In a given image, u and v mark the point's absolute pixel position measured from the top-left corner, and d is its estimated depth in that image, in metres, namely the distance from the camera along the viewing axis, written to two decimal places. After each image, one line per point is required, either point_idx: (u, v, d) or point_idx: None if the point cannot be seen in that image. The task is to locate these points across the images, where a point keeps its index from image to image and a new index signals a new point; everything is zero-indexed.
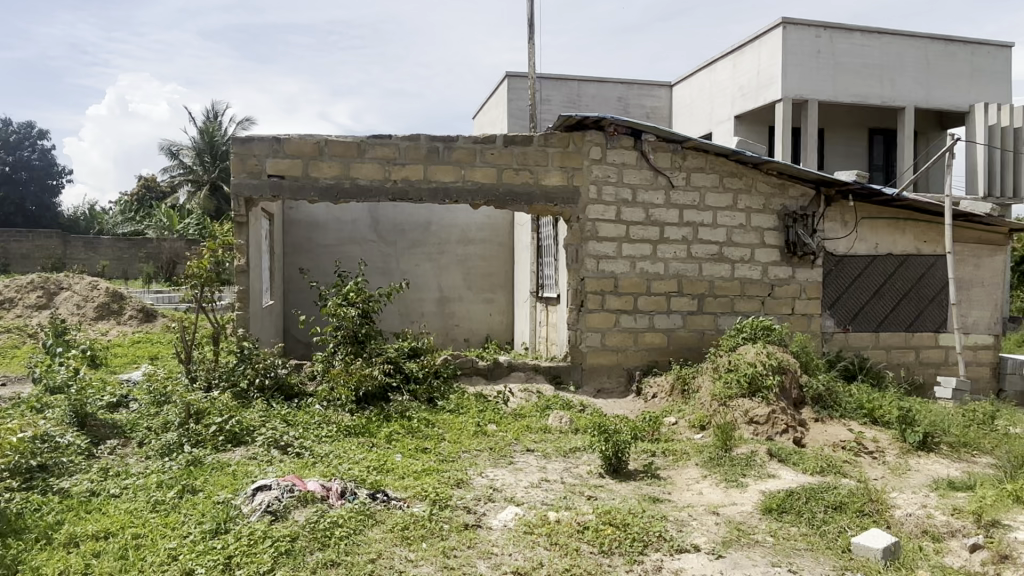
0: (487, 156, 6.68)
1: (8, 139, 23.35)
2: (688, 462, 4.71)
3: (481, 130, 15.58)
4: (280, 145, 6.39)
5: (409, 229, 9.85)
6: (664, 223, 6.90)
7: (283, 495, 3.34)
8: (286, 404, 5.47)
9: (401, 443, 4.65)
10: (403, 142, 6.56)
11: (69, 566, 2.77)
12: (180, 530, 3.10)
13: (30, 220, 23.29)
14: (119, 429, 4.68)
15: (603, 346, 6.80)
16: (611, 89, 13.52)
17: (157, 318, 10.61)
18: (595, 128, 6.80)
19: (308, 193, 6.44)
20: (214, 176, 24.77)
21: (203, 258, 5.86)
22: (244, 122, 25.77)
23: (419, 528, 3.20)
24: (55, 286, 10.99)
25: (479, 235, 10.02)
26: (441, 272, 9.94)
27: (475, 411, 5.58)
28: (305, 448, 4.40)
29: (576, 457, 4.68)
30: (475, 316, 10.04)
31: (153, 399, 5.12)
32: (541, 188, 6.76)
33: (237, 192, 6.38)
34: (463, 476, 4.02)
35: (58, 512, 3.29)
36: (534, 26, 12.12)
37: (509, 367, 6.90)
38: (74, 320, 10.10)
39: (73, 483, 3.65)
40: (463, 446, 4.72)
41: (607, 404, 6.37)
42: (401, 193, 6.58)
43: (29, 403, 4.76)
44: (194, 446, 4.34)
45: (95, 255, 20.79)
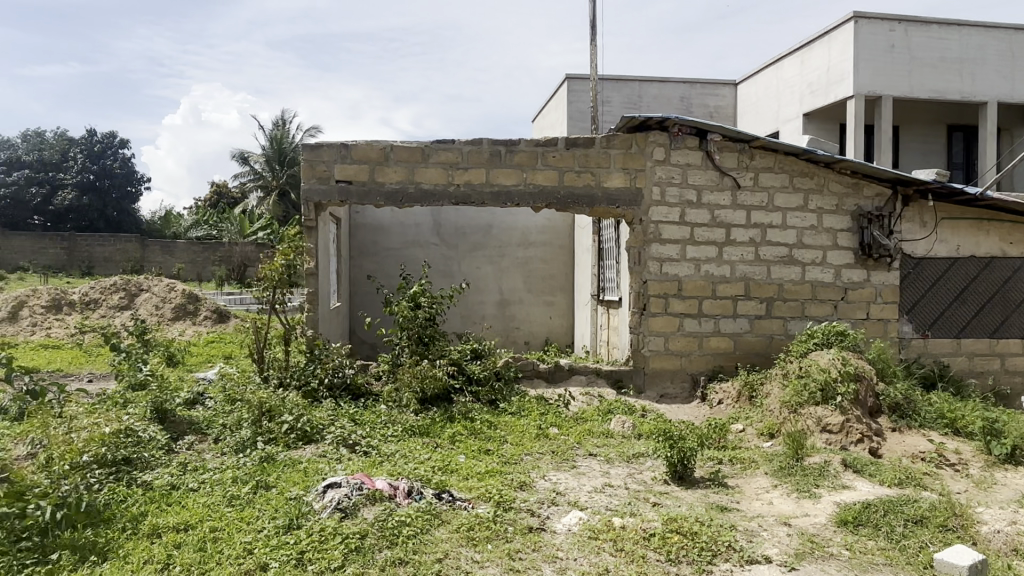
0: (548, 158, 6.66)
1: (92, 149, 24.62)
2: (757, 471, 4.58)
3: (541, 132, 15.58)
4: (347, 151, 6.54)
5: (471, 232, 9.93)
6: (730, 225, 6.74)
7: (352, 493, 3.41)
8: (353, 403, 5.60)
9: (464, 444, 4.69)
10: (466, 147, 6.61)
11: (152, 557, 2.89)
12: (255, 524, 3.19)
13: (112, 225, 24.54)
14: (196, 425, 4.88)
15: (666, 350, 6.69)
16: (674, 89, 13.31)
17: (230, 319, 11.04)
18: (659, 129, 6.70)
19: (374, 198, 6.57)
20: (282, 182, 25.58)
21: (276, 261, 6.05)
22: (312, 129, 26.47)
23: (483, 530, 3.20)
24: (136, 288, 11.55)
25: (540, 238, 10.00)
26: (502, 275, 9.97)
27: (537, 414, 5.56)
28: (372, 447, 4.47)
29: (639, 463, 4.61)
30: (536, 319, 10.04)
31: (228, 397, 5.31)
32: (604, 190, 6.70)
33: (307, 197, 6.57)
34: (526, 479, 4.01)
35: (142, 503, 3.45)
36: (596, 27, 12.05)
37: (569, 370, 6.85)
38: (154, 320, 10.61)
39: (154, 476, 3.81)
40: (526, 448, 4.72)
41: (671, 410, 6.25)
42: (464, 197, 6.63)
43: (114, 399, 5.01)
44: (267, 443, 4.48)
45: (171, 258, 21.76)
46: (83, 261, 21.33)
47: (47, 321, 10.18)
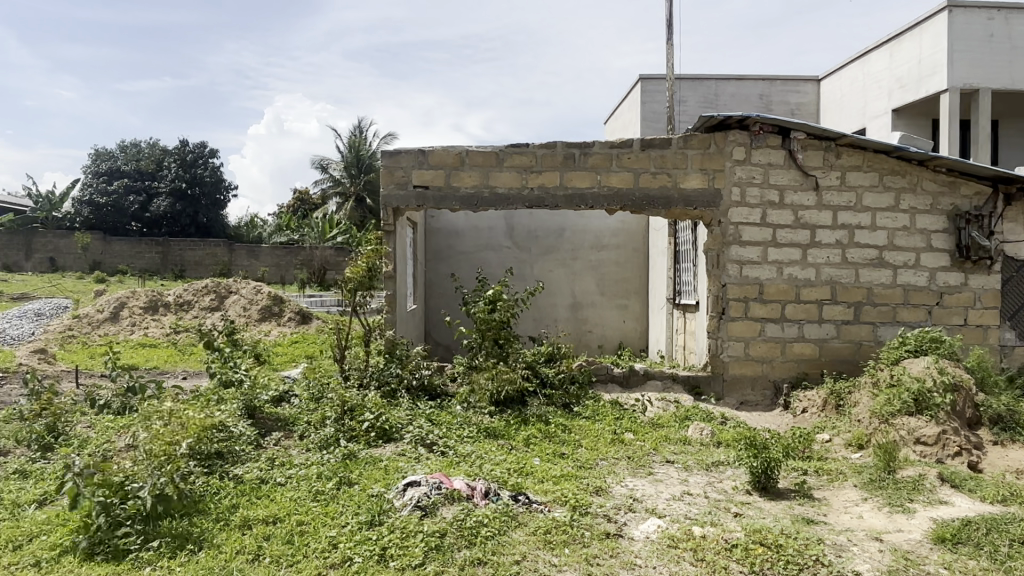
0: (623, 160, 6.58)
1: (185, 158, 25.99)
2: (844, 483, 4.38)
3: (612, 135, 15.44)
4: (424, 156, 6.66)
5: (544, 235, 9.93)
6: (815, 226, 6.49)
7: (431, 492, 3.46)
8: (429, 404, 5.70)
9: (539, 447, 4.68)
10: (540, 150, 6.61)
11: (245, 548, 3.02)
12: (338, 519, 3.28)
13: (203, 230, 25.85)
14: (282, 422, 5.06)
15: (746, 356, 6.50)
16: (752, 87, 12.94)
17: (312, 320, 11.45)
18: (739, 128, 6.52)
19: (450, 203, 6.68)
20: (360, 188, 26.38)
21: (358, 265, 6.23)
22: (388, 136, 27.15)
23: (561, 533, 3.19)
24: (225, 290, 12.10)
25: (613, 241, 9.91)
26: (574, 278, 9.92)
27: (612, 419, 5.50)
28: (449, 447, 4.53)
29: (719, 471, 4.48)
30: (609, 322, 9.94)
31: (312, 396, 5.50)
32: (680, 191, 6.56)
33: (385, 203, 6.73)
34: (602, 484, 3.96)
35: (234, 496, 3.61)
36: (672, 27, 11.85)
37: (645, 375, 6.74)
38: (242, 320, 11.11)
39: (245, 470, 3.97)
40: (602, 452, 4.67)
41: (752, 417, 6.06)
42: (538, 200, 6.64)
43: (207, 396, 5.27)
44: (349, 440, 4.60)
45: (256, 262, 22.74)
46: (176, 265, 22.62)
47: (145, 321, 10.80)
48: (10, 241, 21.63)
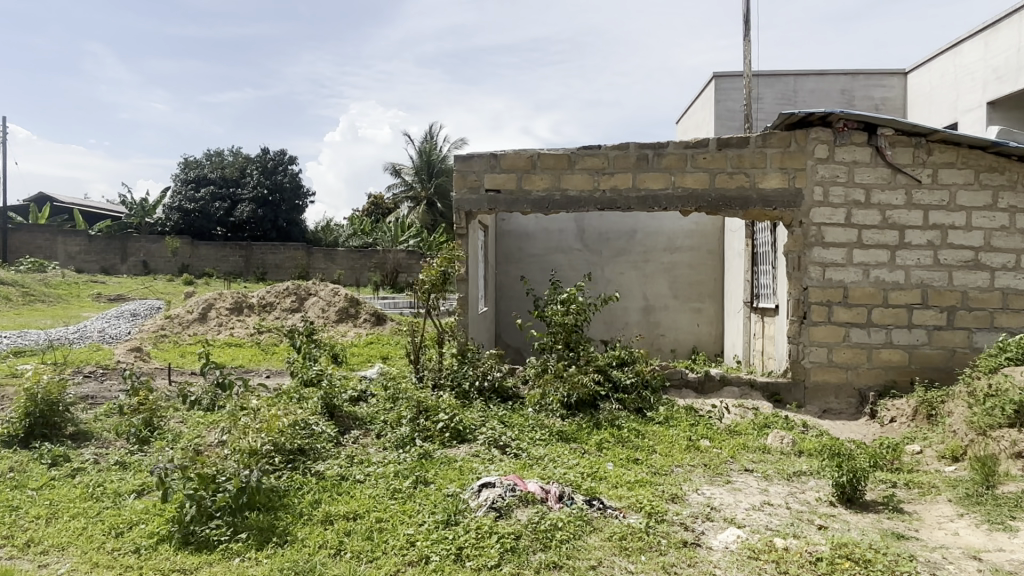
0: (698, 160, 6.43)
1: (267, 165, 27.00)
2: (938, 498, 4.14)
3: (684, 135, 15.17)
4: (496, 160, 6.70)
5: (615, 238, 9.82)
6: (905, 226, 6.18)
7: (505, 493, 3.47)
8: (502, 406, 5.72)
9: (613, 452, 4.63)
10: (613, 151, 6.54)
11: (327, 542, 3.11)
12: (415, 517, 3.34)
13: (283, 235, 26.85)
14: (361, 421, 5.19)
15: (829, 362, 6.25)
16: (834, 82, 12.42)
17: (386, 322, 11.71)
18: (821, 125, 6.28)
19: (521, 206, 6.70)
20: (430, 192, 26.93)
21: (432, 268, 6.34)
22: (458, 141, 27.53)
23: (637, 540, 3.15)
24: (304, 292, 12.51)
25: (686, 242, 9.71)
26: (646, 280, 9.78)
27: (687, 425, 5.37)
28: (522, 449, 4.54)
29: (801, 482, 4.31)
30: (683, 326, 9.74)
31: (388, 396, 5.62)
32: (759, 192, 6.37)
33: (458, 207, 6.81)
34: (678, 491, 3.88)
35: (316, 491, 3.72)
36: (749, 22, 11.54)
37: (721, 381, 6.57)
38: (320, 322, 11.46)
39: (326, 467, 4.09)
40: (677, 459, 4.58)
41: (836, 426, 5.80)
42: (610, 203, 6.58)
43: (290, 394, 5.46)
44: (424, 440, 4.68)
45: (333, 265, 23.47)
46: (258, 268, 23.58)
47: (230, 321, 11.29)
48: (108, 245, 23.09)
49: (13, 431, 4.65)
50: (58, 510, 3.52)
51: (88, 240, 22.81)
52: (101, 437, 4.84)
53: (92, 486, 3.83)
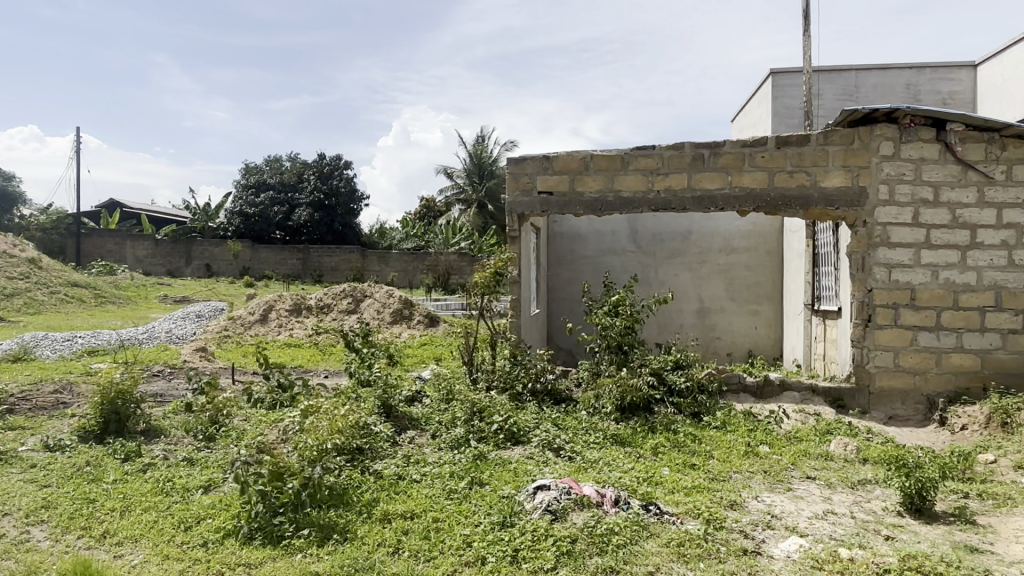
0: (756, 159, 6.29)
1: (323, 170, 27.53)
2: (1014, 510, 3.93)
3: (740, 133, 14.84)
4: (548, 163, 6.70)
5: (669, 239, 9.69)
6: (976, 225, 5.91)
7: (560, 496, 3.45)
8: (555, 408, 5.70)
9: (669, 456, 4.56)
10: (667, 151, 6.45)
11: (386, 540, 3.16)
12: (472, 518, 3.36)
13: (338, 238, 27.43)
14: (416, 421, 5.25)
15: (895, 367, 6.03)
16: (897, 76, 12.04)
17: (439, 323, 11.83)
18: (887, 121, 6.06)
19: (574, 208, 6.68)
20: (481, 194, 27.06)
21: (485, 269, 6.39)
22: (509, 143, 27.59)
23: (695, 546, 3.09)
24: (360, 293, 12.73)
25: (743, 243, 9.50)
26: (701, 282, 9.61)
27: (745, 430, 5.26)
28: (576, 452, 4.52)
29: (866, 491, 4.17)
30: (740, 328, 9.54)
31: (443, 397, 5.67)
32: (820, 190, 6.19)
33: (511, 209, 6.83)
34: (737, 498, 3.80)
35: (375, 490, 3.78)
36: (808, 16, 11.23)
37: (781, 386, 6.40)
38: (376, 323, 11.65)
39: (383, 466, 4.16)
40: (735, 465, 4.48)
41: (902, 434, 5.59)
42: (665, 203, 6.49)
43: (347, 394, 5.58)
44: (478, 441, 4.71)
45: (387, 267, 23.85)
46: (315, 270, 24.16)
47: (290, 322, 11.58)
48: (174, 249, 24.02)
49: (89, 426, 4.87)
50: (131, 503, 3.67)
51: (154, 245, 23.75)
52: (170, 433, 5.03)
53: (162, 481, 3.98)
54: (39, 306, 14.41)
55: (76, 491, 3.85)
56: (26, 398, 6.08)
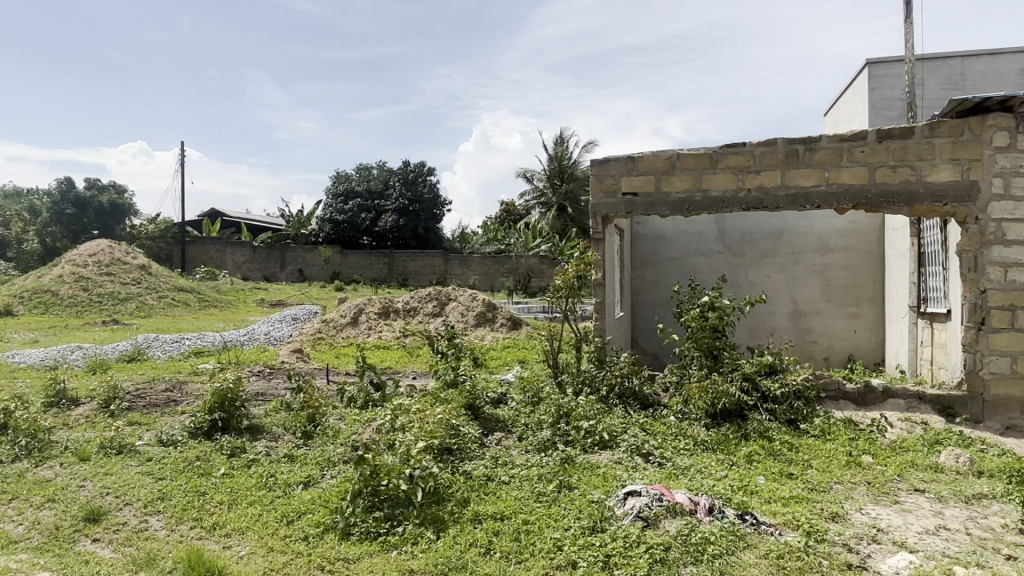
0: (856, 154, 5.99)
1: (408, 177, 28.20)
2: None
3: (833, 127, 14.18)
4: (633, 163, 6.60)
5: (760, 239, 9.35)
6: None
7: (652, 503, 3.39)
8: (642, 413, 5.61)
9: (763, 465, 4.40)
10: (758, 148, 6.24)
11: (477, 541, 3.19)
12: (562, 522, 3.35)
13: (422, 242, 28.09)
14: (503, 423, 5.29)
15: (1013, 373, 5.61)
16: (1009, 61, 11.21)
17: (522, 326, 11.88)
18: (1002, 110, 5.65)
19: (660, 209, 6.56)
20: (561, 197, 27.07)
21: (568, 271, 6.37)
22: (589, 145, 27.47)
23: (796, 560, 2.96)
24: (445, 297, 12.95)
25: (841, 243, 9.07)
26: (795, 283, 9.24)
27: (846, 439, 5.00)
28: (666, 458, 4.44)
29: (983, 506, 3.88)
30: (838, 332, 9.12)
31: (529, 401, 5.68)
32: (926, 186, 5.82)
33: (595, 211, 6.78)
34: (839, 510, 3.62)
35: (465, 490, 3.83)
36: (909, 2, 10.60)
37: (884, 393, 6.06)
38: (460, 326, 11.81)
39: (473, 467, 4.21)
40: (836, 475, 4.27)
41: (1021, 446, 5.19)
42: (757, 202, 6.28)
43: (435, 396, 5.69)
44: (566, 444, 4.69)
45: (468, 271, 24.16)
46: (400, 274, 24.80)
47: (379, 324, 11.91)
48: (269, 255, 25.21)
49: (199, 423, 5.17)
50: (237, 497, 3.86)
51: (251, 251, 24.99)
52: (271, 431, 5.27)
53: (265, 476, 4.17)
54: (149, 311, 15.40)
55: (188, 484, 4.09)
56: (141, 396, 6.51)
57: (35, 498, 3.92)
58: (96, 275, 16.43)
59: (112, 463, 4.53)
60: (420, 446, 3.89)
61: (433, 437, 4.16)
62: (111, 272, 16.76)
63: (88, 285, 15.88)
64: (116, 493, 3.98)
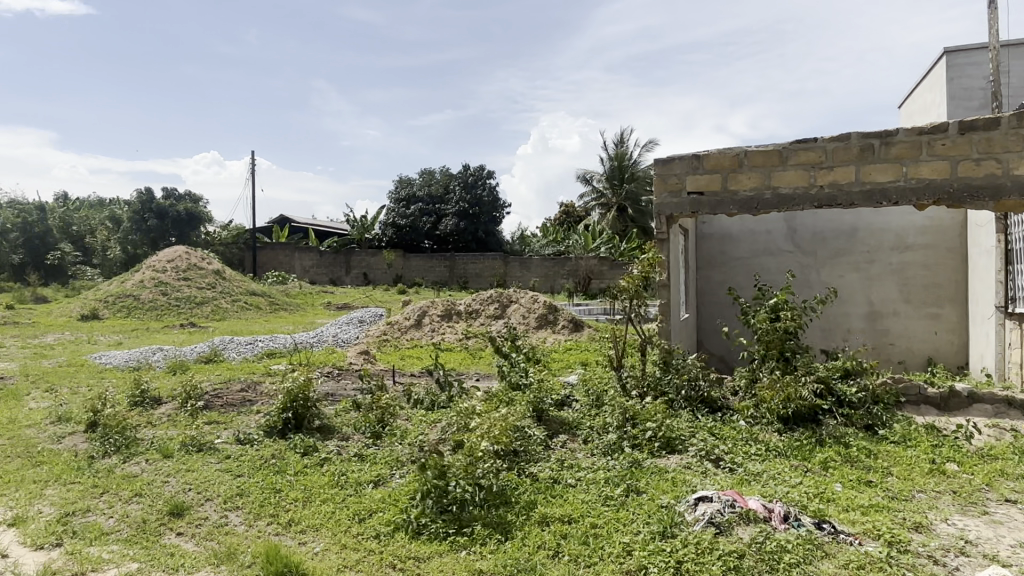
0: (936, 147, 5.71)
1: (468, 180, 28.40)
2: None
3: (909, 119, 13.58)
4: (699, 161, 6.48)
5: (833, 237, 9.03)
6: None
7: (724, 509, 3.31)
8: (711, 417, 5.48)
9: (840, 472, 4.24)
10: (831, 144, 6.02)
11: (545, 543, 3.18)
12: (630, 526, 3.31)
13: (482, 245, 28.33)
14: (567, 425, 5.26)
15: None
16: None
17: (584, 328, 11.80)
18: None
19: (727, 208, 6.42)
20: (621, 198, 26.80)
21: (632, 273, 6.28)
22: (649, 144, 27.12)
23: (878, 571, 2.85)
24: (506, 299, 12.97)
25: (919, 240, 8.68)
26: (870, 283, 8.88)
27: (928, 446, 4.77)
28: (737, 464, 4.33)
29: None
30: (917, 334, 8.73)
31: (593, 404, 5.64)
32: (1014, 179, 5.50)
33: (659, 212, 6.68)
34: (923, 520, 3.45)
35: (532, 492, 3.83)
36: None
37: (970, 399, 5.78)
38: (522, 328, 11.83)
39: (539, 469, 4.21)
40: (918, 484, 4.07)
41: None
42: (830, 199, 6.07)
43: (500, 398, 5.72)
44: (632, 448, 4.64)
45: (528, 273, 24.21)
46: (461, 277, 25.02)
47: (442, 326, 12.03)
48: (335, 259, 26.00)
49: (273, 422, 5.34)
50: (311, 494, 3.97)
51: (319, 256, 25.76)
52: (341, 431, 5.39)
53: (337, 475, 4.28)
54: (224, 314, 16.03)
55: (265, 480, 4.23)
56: (219, 395, 6.78)
57: (124, 493, 4.13)
58: (174, 280, 17.19)
59: (194, 460, 4.73)
60: (486, 447, 3.92)
61: (499, 437, 4.18)
62: (188, 277, 17.51)
63: (167, 289, 16.64)
64: (199, 488, 4.16)
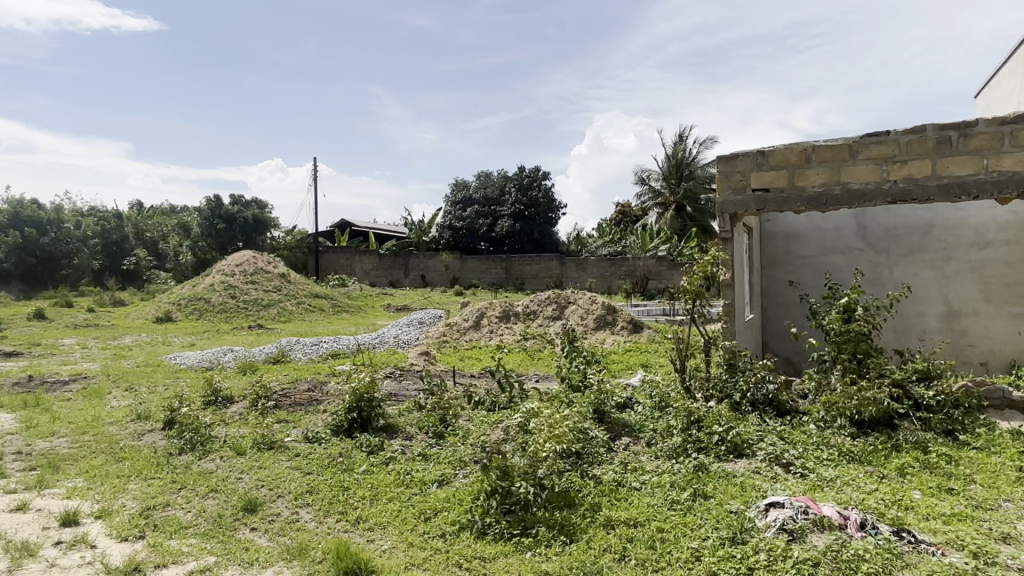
0: (1020, 137, 5.44)
1: (524, 181, 28.40)
2: None
3: (986, 109, 12.92)
4: (764, 158, 6.31)
5: (907, 234, 8.65)
6: None
7: (797, 516, 3.21)
8: (779, 421, 5.33)
9: (919, 478, 4.05)
10: (905, 136, 5.78)
11: (611, 546, 3.16)
12: (699, 531, 3.25)
13: (538, 246, 28.36)
14: (630, 428, 5.21)
15: None
16: None
17: (643, 329, 11.65)
18: None
19: (794, 205, 6.23)
20: (679, 197, 26.37)
21: (695, 274, 6.15)
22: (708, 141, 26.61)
23: None
24: (564, 299, 12.92)
25: (1000, 236, 8.24)
26: (947, 281, 8.48)
27: (1015, 452, 4.51)
28: (808, 469, 4.20)
29: None
30: (999, 334, 8.30)
31: (657, 407, 5.56)
32: None
33: (722, 210, 6.54)
34: (1011, 530, 3.27)
35: (596, 495, 3.80)
36: None
37: None
38: (581, 329, 11.77)
39: (602, 471, 4.17)
40: (1005, 492, 3.87)
41: None
42: (904, 194, 5.82)
43: (561, 399, 5.71)
44: (698, 451, 4.55)
45: (585, 274, 24.01)
46: (518, 278, 25.13)
47: (500, 328, 12.07)
48: (395, 262, 26.47)
49: (339, 421, 5.45)
50: (378, 493, 4.04)
51: (379, 259, 26.27)
52: (405, 430, 5.48)
53: (402, 474, 4.35)
54: (288, 314, 16.57)
55: (333, 478, 4.33)
56: (287, 394, 6.99)
57: (200, 489, 4.29)
58: (242, 283, 17.81)
59: (266, 457, 4.88)
60: (550, 449, 3.91)
61: (561, 438, 4.17)
62: (255, 279, 18.13)
63: (236, 292, 17.26)
64: (271, 485, 4.29)
